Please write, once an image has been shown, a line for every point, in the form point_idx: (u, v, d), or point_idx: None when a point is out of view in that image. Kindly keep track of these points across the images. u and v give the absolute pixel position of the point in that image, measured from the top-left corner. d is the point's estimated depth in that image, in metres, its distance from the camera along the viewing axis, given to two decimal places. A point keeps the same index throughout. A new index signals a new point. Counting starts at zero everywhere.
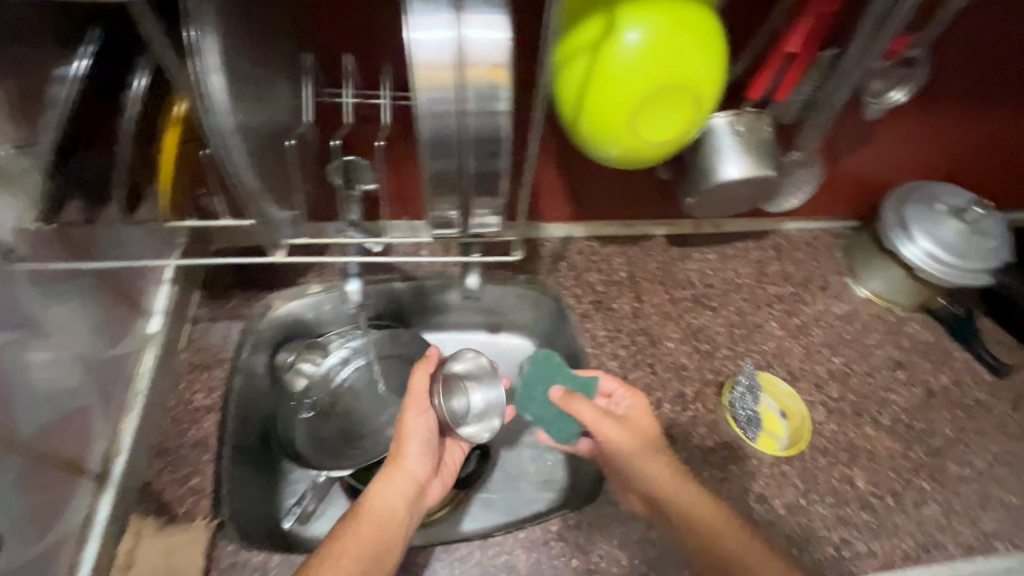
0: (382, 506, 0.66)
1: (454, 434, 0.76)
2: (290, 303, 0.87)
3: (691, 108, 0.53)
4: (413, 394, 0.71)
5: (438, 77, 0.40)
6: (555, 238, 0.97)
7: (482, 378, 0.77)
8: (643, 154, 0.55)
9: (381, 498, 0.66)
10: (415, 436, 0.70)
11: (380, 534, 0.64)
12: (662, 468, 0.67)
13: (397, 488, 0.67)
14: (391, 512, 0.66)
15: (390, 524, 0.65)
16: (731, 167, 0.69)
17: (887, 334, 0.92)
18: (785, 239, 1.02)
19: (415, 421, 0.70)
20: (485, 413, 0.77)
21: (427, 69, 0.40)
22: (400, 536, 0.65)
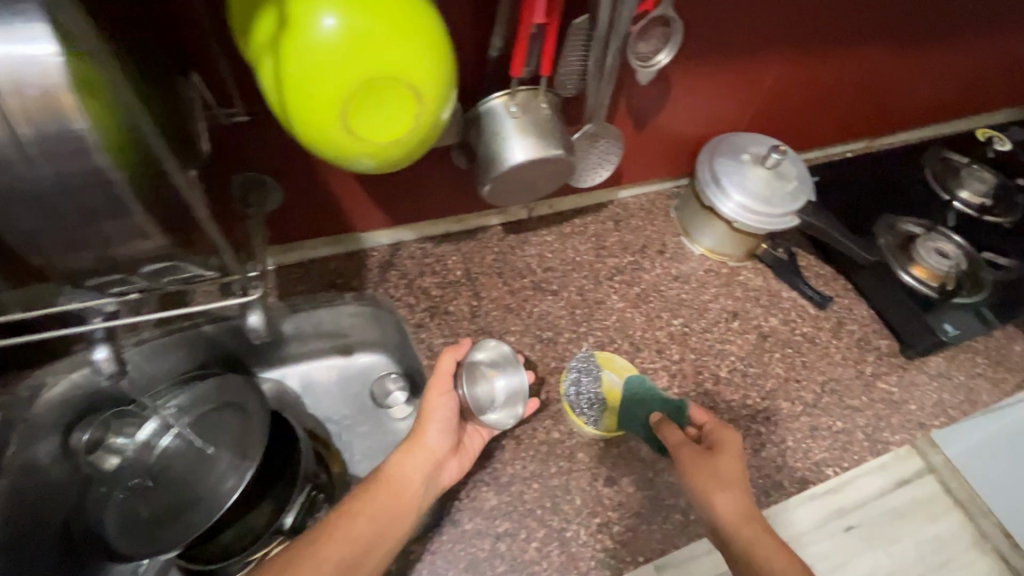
0: (402, 479, 0.62)
1: (478, 421, 0.70)
2: (68, 377, 0.73)
3: (414, 103, 0.46)
4: (437, 375, 0.67)
5: None
6: (381, 248, 0.89)
7: (498, 364, 0.73)
8: (375, 157, 0.49)
9: (402, 471, 0.62)
10: (439, 414, 0.66)
11: (381, 510, 0.60)
12: (722, 488, 0.62)
13: (417, 463, 0.63)
14: (406, 486, 0.62)
15: (400, 510, 0.60)
16: (515, 151, 0.64)
17: (722, 286, 0.94)
18: (621, 208, 1.01)
19: (442, 400, 0.66)
20: (494, 403, 0.72)
21: None
22: (413, 509, 0.61)
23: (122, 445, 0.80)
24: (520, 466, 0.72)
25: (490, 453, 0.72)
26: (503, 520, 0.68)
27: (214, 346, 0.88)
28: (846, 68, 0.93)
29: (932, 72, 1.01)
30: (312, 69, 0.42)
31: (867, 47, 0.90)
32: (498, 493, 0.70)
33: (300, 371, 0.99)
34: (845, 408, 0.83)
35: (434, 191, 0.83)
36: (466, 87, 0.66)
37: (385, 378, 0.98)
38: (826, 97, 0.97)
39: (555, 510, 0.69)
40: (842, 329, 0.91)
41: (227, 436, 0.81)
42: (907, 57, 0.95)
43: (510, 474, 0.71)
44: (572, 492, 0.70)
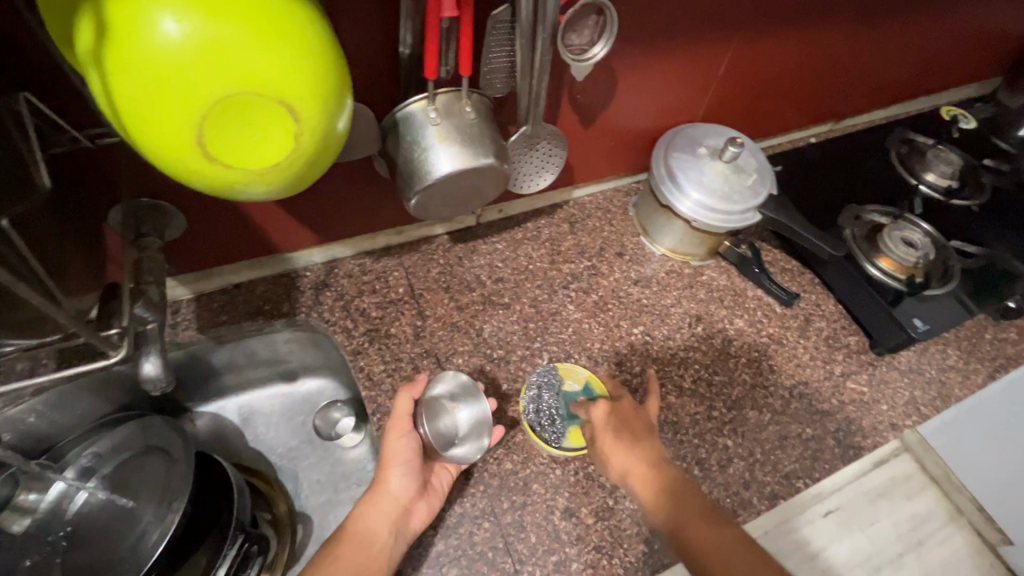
0: (367, 533, 0.60)
1: (442, 458, 0.66)
2: None
3: (289, 122, 0.39)
4: (394, 416, 0.64)
5: None
6: (315, 266, 0.81)
7: (461, 394, 0.68)
8: (254, 185, 0.41)
9: (366, 524, 0.60)
10: (398, 458, 0.63)
11: (348, 566, 0.58)
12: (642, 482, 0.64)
13: (381, 514, 0.61)
14: (372, 539, 0.59)
15: (370, 561, 0.58)
16: (438, 162, 0.57)
17: (684, 289, 0.89)
18: (576, 208, 0.95)
19: (399, 444, 0.63)
20: (461, 436, 0.67)
21: None
22: (380, 565, 0.58)
23: (33, 501, 0.73)
24: (469, 505, 0.66)
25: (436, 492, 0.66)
26: (451, 565, 0.63)
27: (133, 384, 0.80)
28: (803, 49, 0.87)
29: (894, 49, 0.96)
30: (148, 85, 0.35)
31: (825, 25, 0.85)
32: (445, 537, 0.64)
33: (238, 401, 0.91)
34: (814, 413, 0.79)
35: (365, 203, 0.75)
36: (379, 90, 0.58)
37: (330, 408, 0.90)
38: (784, 80, 0.92)
39: (508, 551, 0.64)
40: (810, 327, 0.87)
41: (153, 484, 0.74)
42: (867, 34, 0.90)
43: (458, 514, 0.65)
44: (526, 529, 0.65)
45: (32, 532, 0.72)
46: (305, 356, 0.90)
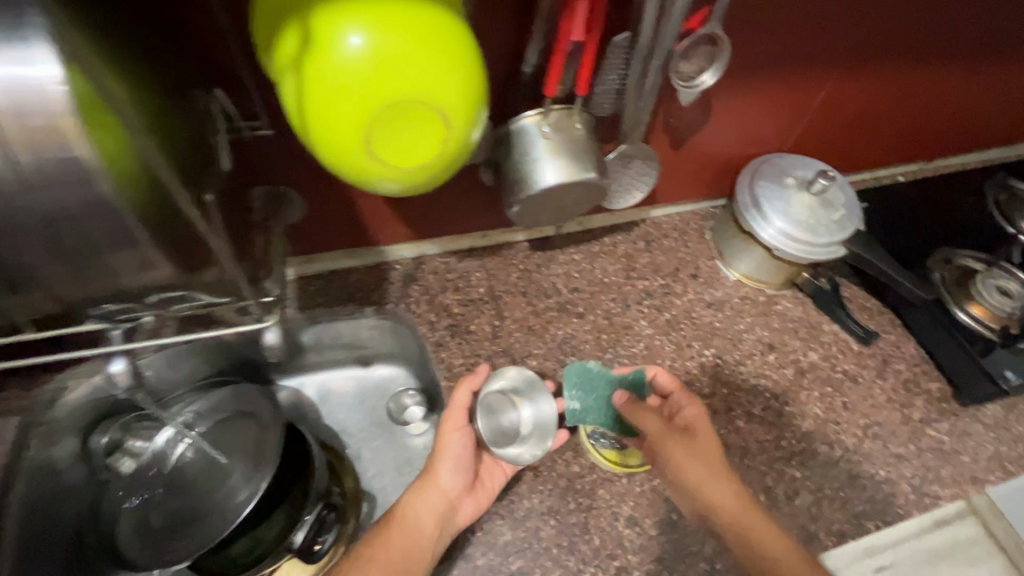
0: (415, 522, 0.61)
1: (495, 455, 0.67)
2: (91, 380, 0.74)
3: (441, 128, 0.44)
4: (451, 408, 0.66)
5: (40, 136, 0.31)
6: (405, 261, 0.87)
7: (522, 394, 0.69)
8: (401, 182, 0.46)
9: (414, 513, 0.62)
10: (450, 451, 0.65)
11: (396, 553, 0.59)
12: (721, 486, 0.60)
13: (430, 505, 0.63)
14: (421, 528, 0.61)
15: (417, 546, 0.60)
16: (546, 174, 0.61)
17: (757, 316, 0.89)
18: (653, 227, 0.97)
19: (452, 439, 0.65)
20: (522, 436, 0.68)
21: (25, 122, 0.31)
22: (423, 555, 0.60)
23: (139, 447, 0.81)
24: (536, 500, 0.69)
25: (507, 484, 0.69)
26: (517, 558, 0.66)
27: (232, 353, 0.88)
28: (902, 87, 0.87)
29: (1000, 92, 0.94)
30: (333, 92, 0.40)
31: (928, 65, 0.84)
32: (513, 528, 0.67)
33: (318, 380, 0.97)
34: (889, 456, 0.77)
35: (460, 205, 0.80)
36: (495, 104, 0.63)
37: (402, 394, 0.96)
38: (878, 117, 0.91)
39: (571, 550, 0.66)
40: (888, 368, 0.85)
41: (244, 446, 0.81)
42: (971, 75, 0.89)
43: (526, 508, 0.68)
44: (590, 533, 0.67)
45: (137, 472, 0.81)
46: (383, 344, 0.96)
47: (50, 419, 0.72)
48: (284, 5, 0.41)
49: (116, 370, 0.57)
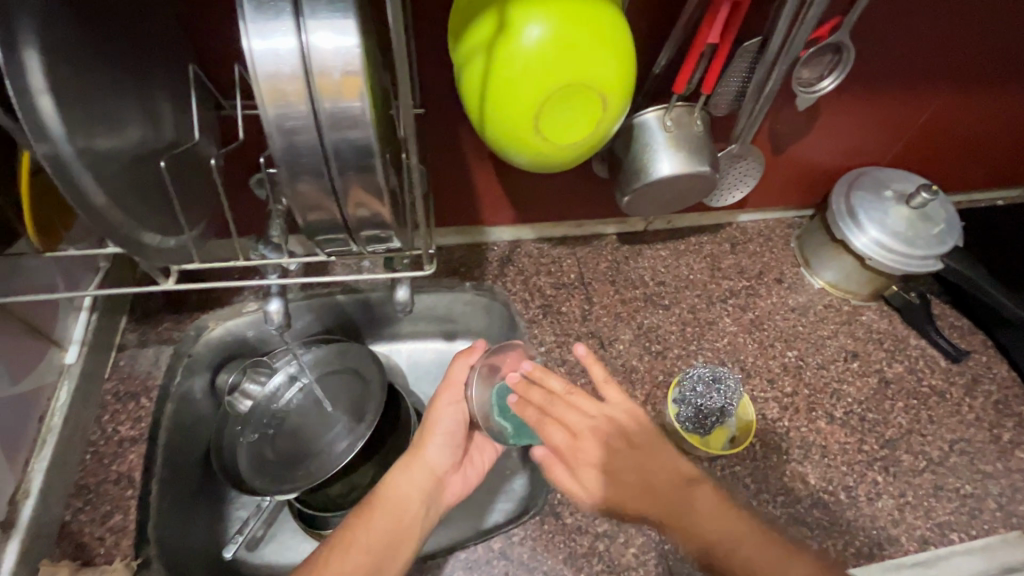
0: (401, 496, 0.64)
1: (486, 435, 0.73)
2: (225, 322, 0.82)
3: (598, 110, 0.50)
4: (448, 382, 0.69)
5: (333, 87, 0.33)
6: (502, 243, 0.93)
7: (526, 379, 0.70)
8: (551, 158, 0.52)
9: (400, 488, 0.65)
10: (442, 426, 0.69)
11: (383, 522, 0.62)
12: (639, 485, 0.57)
13: (415, 479, 0.66)
14: (406, 501, 0.64)
15: (404, 517, 0.63)
16: (663, 164, 0.66)
17: (842, 324, 0.90)
18: (738, 231, 0.99)
19: (446, 413, 0.69)
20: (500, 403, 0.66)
21: (322, 77, 0.33)
22: (410, 524, 0.63)
23: (255, 392, 0.86)
24: None
25: None
26: None
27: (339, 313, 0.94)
28: (1012, 109, 0.87)
29: None
30: (514, 74, 0.46)
31: None
32: None
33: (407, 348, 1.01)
34: (975, 472, 0.77)
35: (562, 193, 0.86)
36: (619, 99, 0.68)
37: None
38: (981, 138, 0.91)
39: None
40: (977, 388, 0.85)
41: (348, 397, 0.89)
42: None
43: None
44: None
45: (249, 416, 0.86)
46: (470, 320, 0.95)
47: (193, 352, 0.79)
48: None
49: (273, 309, 0.65)
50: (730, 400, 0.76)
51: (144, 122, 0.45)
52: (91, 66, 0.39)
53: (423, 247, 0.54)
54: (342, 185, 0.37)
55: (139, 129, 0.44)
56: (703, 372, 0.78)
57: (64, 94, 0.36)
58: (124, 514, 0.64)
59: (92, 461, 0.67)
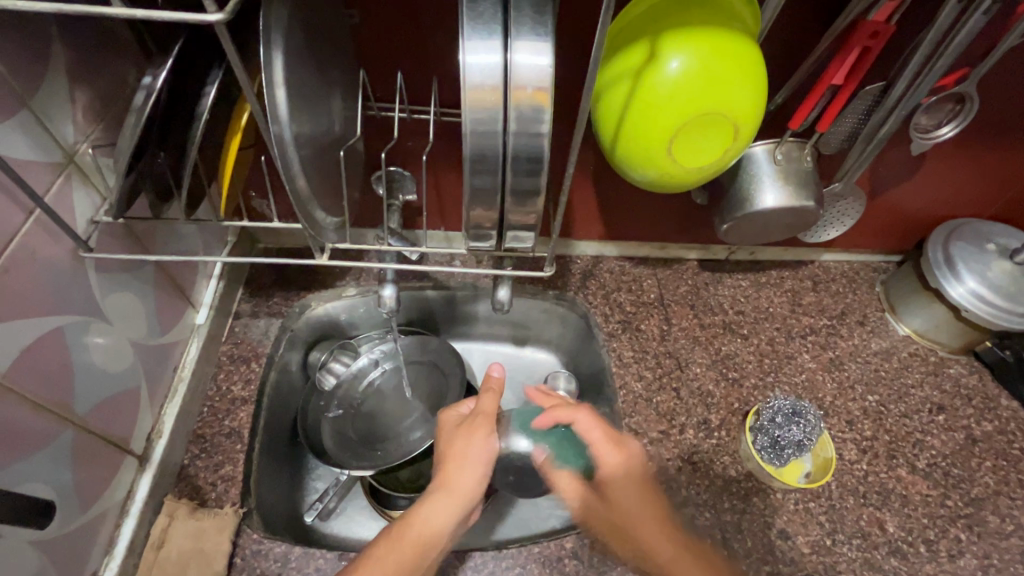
0: (429, 527, 0.60)
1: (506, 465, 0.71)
2: (327, 304, 0.88)
3: (726, 137, 0.53)
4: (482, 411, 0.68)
5: (527, 98, 0.38)
6: (585, 256, 0.97)
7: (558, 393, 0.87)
8: (676, 179, 0.56)
9: (428, 518, 0.61)
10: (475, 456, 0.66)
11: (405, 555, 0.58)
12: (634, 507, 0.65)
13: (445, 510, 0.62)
14: (432, 532, 0.60)
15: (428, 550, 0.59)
16: (769, 195, 0.68)
17: (927, 374, 0.88)
18: (822, 270, 0.99)
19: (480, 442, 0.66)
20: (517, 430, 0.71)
21: (519, 88, 0.38)
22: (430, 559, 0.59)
23: (340, 371, 0.87)
24: (694, 492, 0.74)
25: (667, 471, 0.75)
26: None
27: (424, 307, 0.96)
28: None
29: None
30: (657, 100, 0.50)
31: None
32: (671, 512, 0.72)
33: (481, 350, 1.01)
34: None
35: (653, 214, 0.89)
36: None
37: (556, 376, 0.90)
38: None
39: (724, 545, 0.70)
40: None
41: (426, 388, 0.93)
42: None
43: (684, 496, 0.73)
44: (744, 534, 0.71)
45: (335, 391, 0.87)
46: (546, 328, 0.96)
47: (294, 328, 0.85)
48: (629, 28, 0.52)
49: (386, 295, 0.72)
50: (809, 435, 0.77)
51: (326, 118, 0.51)
52: (305, 66, 0.45)
53: (546, 251, 0.58)
54: (511, 183, 0.42)
55: (323, 122, 0.50)
56: (784, 405, 0.79)
57: (290, 86, 0.42)
58: (234, 465, 0.70)
59: (209, 413, 0.74)
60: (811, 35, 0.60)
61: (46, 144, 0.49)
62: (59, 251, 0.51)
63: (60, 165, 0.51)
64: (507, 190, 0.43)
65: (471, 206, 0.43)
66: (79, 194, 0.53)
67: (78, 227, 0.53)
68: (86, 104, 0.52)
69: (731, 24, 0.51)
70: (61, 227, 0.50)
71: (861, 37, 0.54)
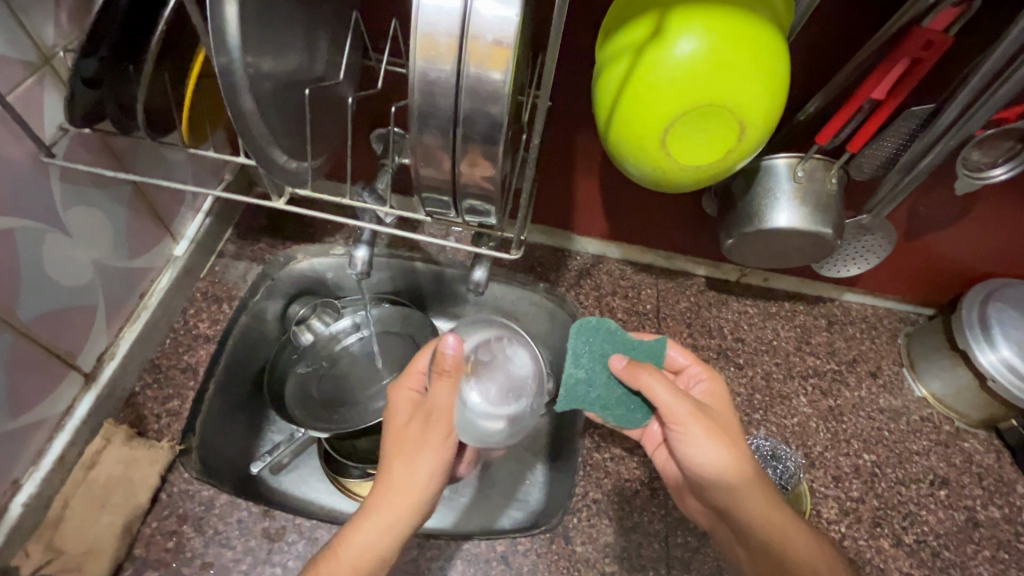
0: (363, 551, 0.50)
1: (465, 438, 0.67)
2: (312, 259, 0.86)
3: (732, 139, 0.47)
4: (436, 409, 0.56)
5: (483, 55, 0.34)
6: (586, 254, 0.91)
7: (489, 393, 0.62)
8: (674, 175, 0.51)
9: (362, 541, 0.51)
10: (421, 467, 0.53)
11: None
12: (720, 449, 0.55)
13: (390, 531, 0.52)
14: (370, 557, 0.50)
15: None
16: (781, 215, 0.61)
17: (936, 443, 0.79)
18: (840, 310, 0.90)
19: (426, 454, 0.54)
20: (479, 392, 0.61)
21: (474, 42, 0.34)
22: None
23: (319, 329, 0.88)
24: (647, 520, 0.68)
25: (623, 491, 0.70)
26: (613, 562, 0.66)
27: (413, 280, 0.94)
28: None
29: None
30: (656, 83, 0.45)
31: None
32: (618, 534, 0.67)
33: None
34: None
35: (661, 218, 0.83)
36: None
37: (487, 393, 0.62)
38: None
39: None
40: None
41: (399, 361, 0.91)
42: None
43: (635, 522, 0.68)
44: (691, 574, 0.66)
45: (311, 349, 0.89)
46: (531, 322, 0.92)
47: (276, 277, 0.84)
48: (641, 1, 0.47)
49: (359, 256, 0.68)
50: (784, 481, 0.72)
51: (301, 55, 0.48)
52: None
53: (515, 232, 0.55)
54: (462, 146, 0.38)
55: (295, 58, 0.47)
56: (763, 445, 0.75)
57: (248, 7, 0.40)
58: (182, 401, 0.69)
59: (170, 345, 0.73)
60: (853, 40, 0.54)
61: (17, 40, 0.47)
62: (19, 152, 0.50)
63: (33, 65, 0.49)
64: (461, 149, 0.39)
65: (420, 166, 0.40)
66: (52, 98, 0.52)
67: (46, 131, 0.52)
68: (69, 8, 0.51)
69: (758, 9, 0.45)
70: (22, 127, 0.49)
71: (912, 46, 0.49)
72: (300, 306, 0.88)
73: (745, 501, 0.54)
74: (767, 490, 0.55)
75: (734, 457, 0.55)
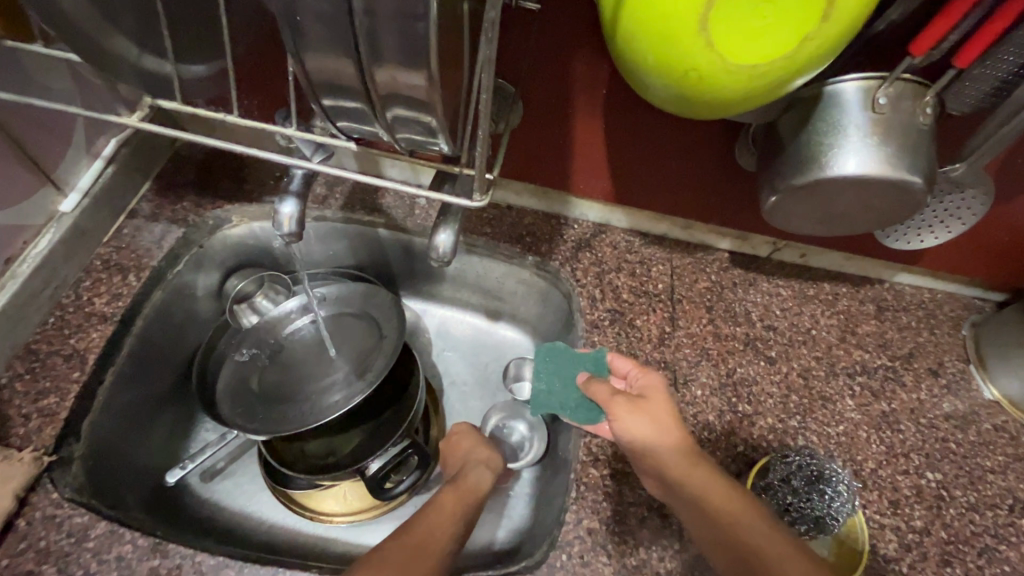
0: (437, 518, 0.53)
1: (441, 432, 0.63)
2: (251, 222, 0.70)
3: (811, 17, 0.31)
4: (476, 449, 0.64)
5: None
6: (586, 223, 0.74)
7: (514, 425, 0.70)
8: (719, 80, 0.34)
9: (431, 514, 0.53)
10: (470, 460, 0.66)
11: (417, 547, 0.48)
12: (662, 444, 0.52)
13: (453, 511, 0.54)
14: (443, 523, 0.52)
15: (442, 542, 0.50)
16: (852, 159, 0.44)
17: (1015, 458, 0.64)
18: (892, 294, 0.74)
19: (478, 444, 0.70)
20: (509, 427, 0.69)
21: None
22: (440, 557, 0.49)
23: (264, 309, 0.73)
24: (655, 557, 0.53)
25: (625, 518, 0.55)
26: None
27: (376, 250, 0.77)
28: None
29: None
30: None
31: None
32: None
33: (439, 314, 0.82)
34: None
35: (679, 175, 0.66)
36: None
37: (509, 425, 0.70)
38: None
39: None
40: None
41: (357, 347, 0.73)
42: None
43: (641, 559, 0.53)
44: None
45: (253, 334, 0.72)
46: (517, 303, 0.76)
47: (205, 245, 0.68)
48: None
49: (284, 211, 0.51)
50: (833, 513, 0.56)
51: None
52: None
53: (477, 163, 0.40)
54: None
55: None
56: (805, 464, 0.58)
57: None
58: (60, 398, 0.54)
59: (53, 326, 0.58)
60: None
61: None
62: None
63: None
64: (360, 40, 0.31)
65: None
66: None
67: None
68: None
69: None
70: None
71: None
72: (240, 281, 0.72)
73: (695, 494, 0.49)
74: (721, 486, 0.49)
75: (678, 452, 0.51)
